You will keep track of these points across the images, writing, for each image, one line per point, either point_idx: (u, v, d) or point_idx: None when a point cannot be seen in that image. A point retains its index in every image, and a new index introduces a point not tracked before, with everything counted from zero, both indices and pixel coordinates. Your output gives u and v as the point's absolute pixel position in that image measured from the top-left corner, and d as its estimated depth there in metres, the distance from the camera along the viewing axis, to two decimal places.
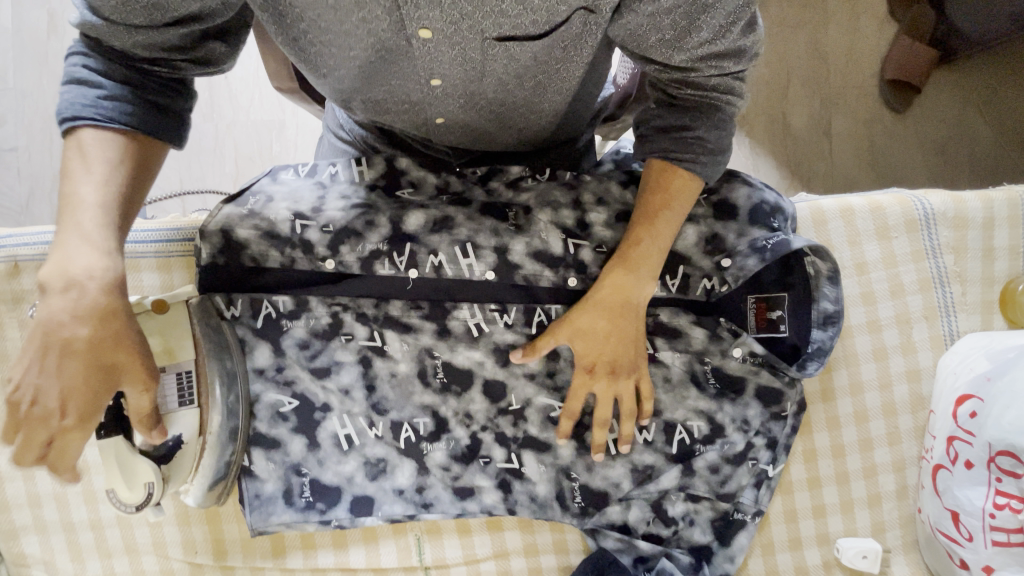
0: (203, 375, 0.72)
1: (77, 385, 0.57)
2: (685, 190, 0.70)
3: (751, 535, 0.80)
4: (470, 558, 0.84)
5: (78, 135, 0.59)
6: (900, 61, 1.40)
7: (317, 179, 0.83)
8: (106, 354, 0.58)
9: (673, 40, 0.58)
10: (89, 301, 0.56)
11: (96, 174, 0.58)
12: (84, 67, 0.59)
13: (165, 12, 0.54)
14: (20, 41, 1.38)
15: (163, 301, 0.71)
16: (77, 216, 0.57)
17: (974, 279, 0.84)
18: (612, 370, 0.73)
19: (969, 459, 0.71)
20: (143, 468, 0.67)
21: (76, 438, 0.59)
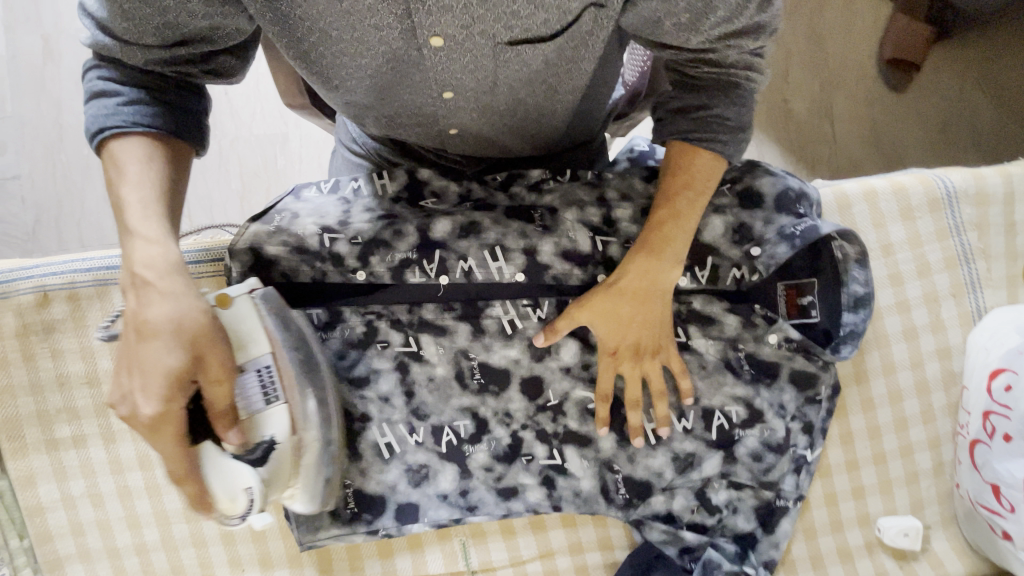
0: (282, 370, 0.65)
1: (149, 377, 0.53)
2: (711, 168, 0.68)
3: (793, 520, 0.81)
4: (516, 559, 0.85)
5: (108, 149, 0.59)
6: (898, 40, 1.41)
7: (340, 195, 0.83)
8: (178, 336, 0.54)
9: (688, 24, 0.57)
10: (153, 287, 0.55)
11: (131, 176, 0.58)
12: (101, 79, 0.59)
13: (176, 30, 0.55)
14: (16, 69, 1.37)
15: (226, 296, 0.65)
16: (125, 215, 0.57)
17: (998, 255, 0.85)
18: (635, 352, 0.75)
19: (1007, 433, 0.71)
20: (240, 471, 0.59)
21: (171, 440, 0.55)
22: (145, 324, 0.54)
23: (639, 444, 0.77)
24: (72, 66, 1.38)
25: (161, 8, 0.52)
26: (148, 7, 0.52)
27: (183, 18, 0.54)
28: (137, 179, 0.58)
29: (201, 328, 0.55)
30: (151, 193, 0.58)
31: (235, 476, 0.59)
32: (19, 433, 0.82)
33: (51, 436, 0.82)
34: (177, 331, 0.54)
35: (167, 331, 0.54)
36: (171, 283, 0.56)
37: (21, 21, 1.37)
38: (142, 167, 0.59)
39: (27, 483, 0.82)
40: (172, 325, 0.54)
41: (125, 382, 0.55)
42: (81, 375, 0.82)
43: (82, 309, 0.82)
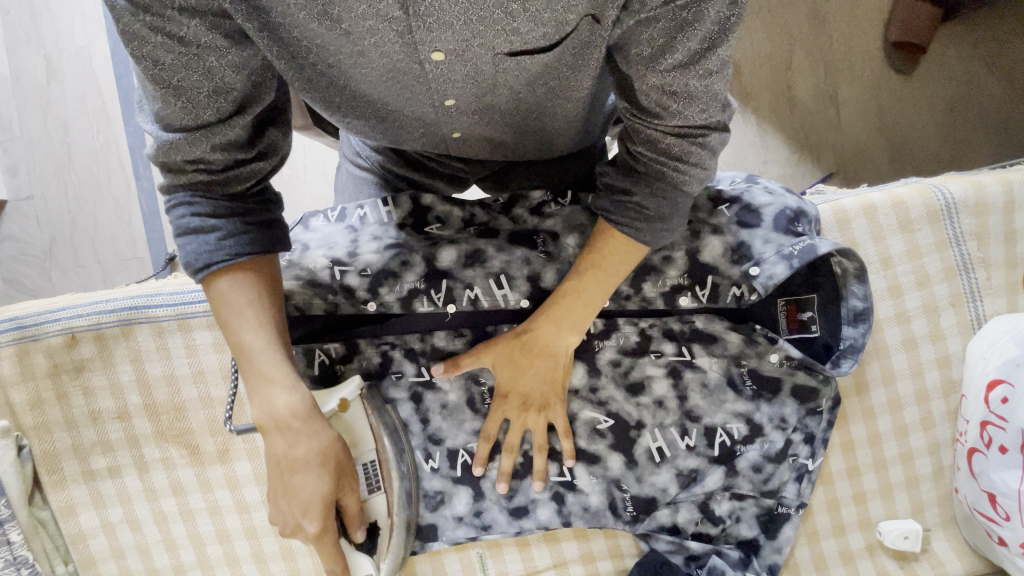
0: (384, 463, 0.76)
1: (309, 507, 0.65)
2: (626, 254, 0.68)
3: (796, 526, 0.85)
4: (531, 569, 0.89)
5: (214, 286, 0.62)
6: (904, 21, 1.37)
7: (347, 223, 0.85)
8: (327, 469, 0.65)
9: (648, 58, 0.54)
10: (296, 430, 0.64)
11: (252, 323, 0.63)
12: (192, 214, 0.59)
13: (226, 97, 0.54)
14: (22, 92, 1.39)
15: (346, 400, 0.75)
16: (254, 361, 0.63)
17: (997, 264, 0.87)
18: (523, 404, 0.79)
19: (1003, 444, 0.74)
20: (363, 563, 0.73)
21: (325, 545, 0.67)
22: (300, 462, 0.64)
23: (538, 487, 0.81)
24: (74, 85, 1.39)
25: (206, 67, 0.52)
26: (193, 70, 0.51)
27: (229, 75, 0.53)
28: (259, 328, 0.63)
29: (341, 456, 0.67)
30: (272, 337, 0.64)
31: (358, 566, 0.73)
32: (57, 466, 0.86)
33: (87, 467, 0.87)
34: (327, 464, 0.65)
35: (320, 466, 0.65)
36: (312, 425, 0.65)
37: (22, 42, 1.38)
38: (257, 310, 0.63)
39: (68, 512, 0.87)
40: (324, 461, 0.65)
41: (286, 509, 0.65)
42: (112, 410, 0.86)
43: (109, 348, 0.85)
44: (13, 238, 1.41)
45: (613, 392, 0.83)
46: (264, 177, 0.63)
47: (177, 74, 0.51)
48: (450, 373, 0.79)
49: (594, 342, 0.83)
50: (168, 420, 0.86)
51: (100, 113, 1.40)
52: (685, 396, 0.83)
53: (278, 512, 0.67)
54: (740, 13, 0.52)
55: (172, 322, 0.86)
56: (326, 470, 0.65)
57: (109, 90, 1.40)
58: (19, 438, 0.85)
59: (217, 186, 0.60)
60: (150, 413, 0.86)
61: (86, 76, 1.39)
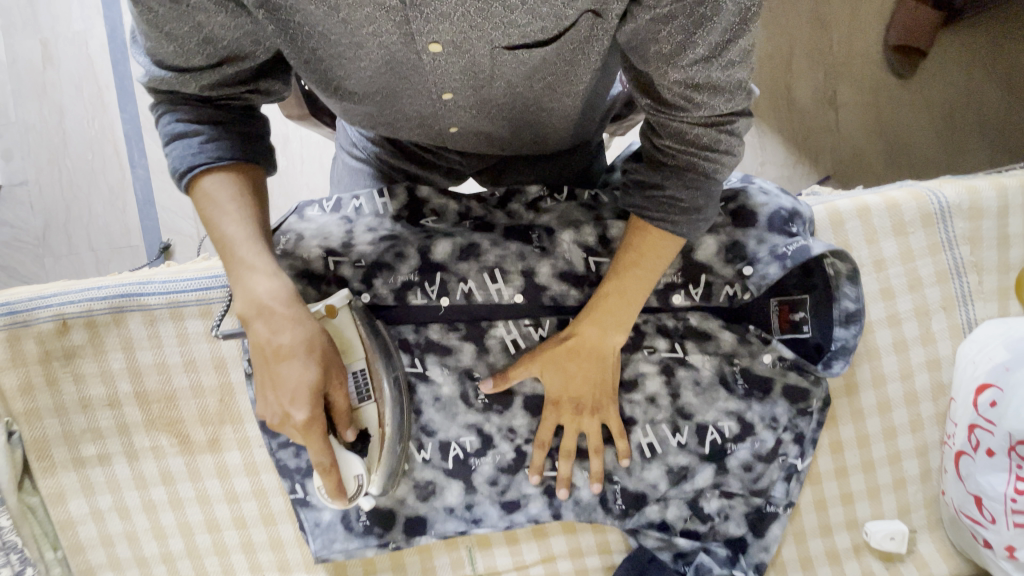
0: (374, 372, 0.75)
1: (297, 391, 0.64)
2: (663, 247, 0.66)
3: (783, 525, 0.85)
4: (519, 563, 0.89)
5: (196, 182, 0.61)
6: (905, 26, 1.37)
7: (342, 214, 0.84)
8: (311, 354, 0.65)
9: (669, 54, 0.52)
10: (281, 315, 0.63)
11: (233, 216, 0.62)
12: (177, 121, 0.60)
13: (216, 46, 0.54)
14: (17, 76, 1.38)
15: (334, 306, 0.75)
16: (238, 251, 0.63)
17: (990, 268, 0.87)
18: (577, 408, 0.78)
19: (991, 448, 0.75)
20: (352, 461, 0.70)
21: (312, 434, 0.66)
22: (286, 349, 0.63)
23: (533, 481, 0.82)
24: (70, 70, 1.38)
25: (198, 22, 0.51)
26: (183, 24, 0.50)
27: (221, 31, 0.52)
28: (240, 220, 0.63)
29: (326, 344, 0.67)
30: (254, 230, 0.64)
31: (347, 465, 0.70)
32: (47, 453, 0.86)
33: (77, 454, 0.87)
34: (312, 349, 0.65)
35: (305, 352, 0.64)
36: (295, 312, 0.64)
37: (19, 26, 1.37)
38: (241, 205, 0.63)
39: (57, 499, 0.87)
40: (310, 347, 0.65)
41: (273, 396, 0.64)
42: (103, 398, 0.86)
43: (100, 335, 0.85)
44: (7, 224, 1.40)
45: None
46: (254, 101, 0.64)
47: (169, 25, 0.50)
48: (501, 386, 0.79)
49: None
50: (159, 409, 0.86)
51: (97, 99, 1.39)
52: (677, 393, 0.83)
53: (266, 402, 0.66)
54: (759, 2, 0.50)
55: (164, 310, 0.86)
56: (312, 357, 0.65)
57: (106, 75, 1.39)
58: (8, 425, 0.85)
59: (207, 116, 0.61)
60: (141, 401, 0.86)
61: (83, 61, 1.38)
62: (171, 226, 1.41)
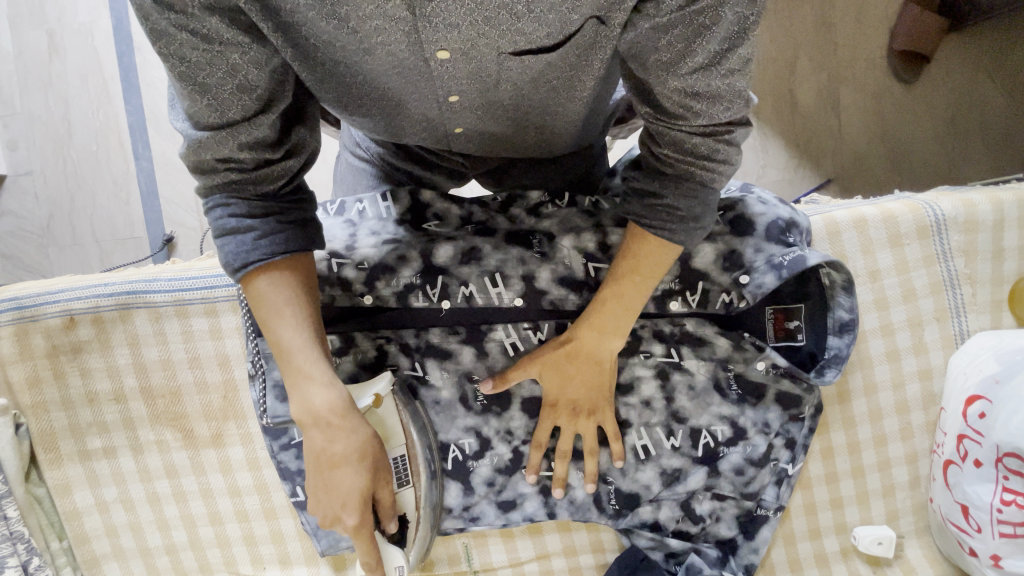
0: (414, 457, 0.77)
1: (347, 499, 0.66)
2: (661, 257, 0.67)
3: (773, 528, 0.87)
4: (514, 560, 0.91)
5: (253, 287, 0.62)
6: (910, 32, 1.37)
7: (346, 217, 0.86)
8: (362, 463, 0.66)
9: (669, 63, 0.53)
10: (336, 426, 0.64)
11: (289, 324, 0.63)
12: (229, 215, 0.60)
13: (250, 94, 0.54)
14: (24, 67, 1.38)
15: (379, 395, 0.75)
16: (294, 360, 0.63)
17: (984, 280, 0.88)
18: (573, 410, 0.80)
19: (978, 458, 0.76)
20: (394, 553, 0.73)
21: (360, 538, 0.68)
22: (339, 458, 0.65)
23: (530, 480, 0.84)
24: (76, 62, 1.38)
25: (230, 66, 0.51)
26: (217, 67, 0.51)
27: (253, 72, 0.53)
28: (296, 329, 0.63)
29: (378, 450, 0.68)
30: (311, 336, 0.64)
31: (389, 557, 0.73)
32: (53, 445, 0.88)
33: (83, 447, 0.88)
34: (364, 458, 0.66)
35: (358, 461, 0.65)
36: (349, 422, 0.65)
37: (25, 17, 1.38)
38: (297, 311, 0.64)
39: (63, 490, 0.89)
40: (362, 456, 0.66)
41: (323, 500, 0.67)
42: (108, 392, 0.87)
43: (106, 331, 0.86)
44: (13, 215, 1.41)
45: None
46: (297, 171, 0.63)
47: (203, 73, 0.51)
48: (500, 387, 0.79)
49: None
50: (163, 404, 0.88)
51: (103, 91, 1.39)
52: (671, 397, 0.84)
53: (315, 500, 0.68)
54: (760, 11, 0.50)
55: (170, 307, 0.87)
56: (363, 466, 0.66)
57: (111, 68, 1.39)
58: (16, 417, 0.87)
59: (250, 185, 0.60)
60: (146, 396, 0.87)
61: (88, 53, 1.38)
62: (175, 219, 1.43)
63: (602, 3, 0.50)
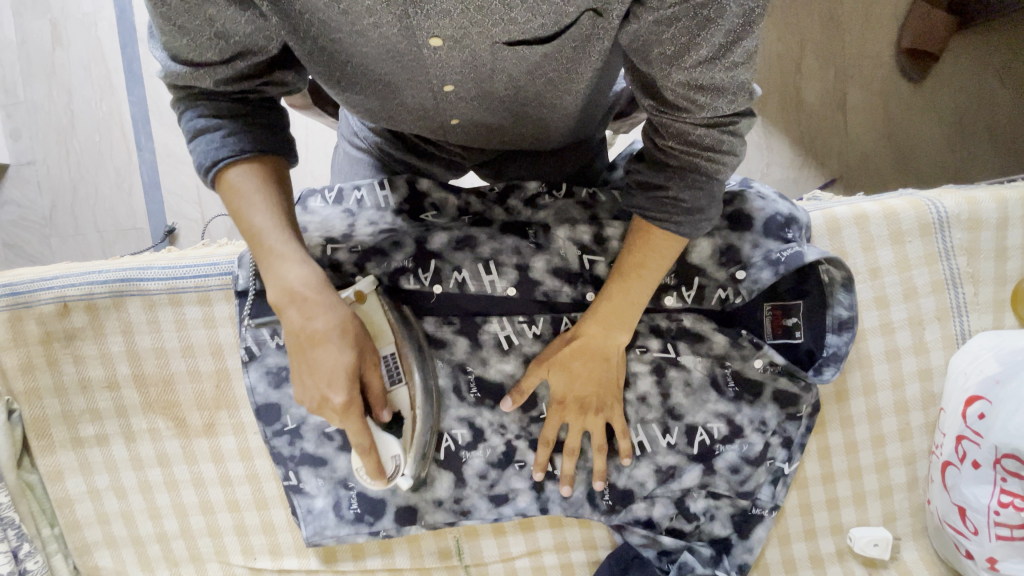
0: (404, 356, 0.75)
1: (333, 376, 0.62)
2: (667, 249, 0.65)
3: (768, 528, 0.86)
4: (506, 555, 0.91)
5: (221, 173, 0.60)
6: (918, 30, 1.35)
7: (345, 206, 0.85)
8: (344, 336, 0.63)
9: (672, 56, 0.51)
10: (313, 301, 0.62)
11: (259, 204, 0.61)
12: (200, 119, 0.59)
13: (228, 41, 0.53)
14: (26, 55, 1.38)
15: (363, 292, 0.75)
16: (267, 240, 0.61)
17: (986, 280, 0.87)
18: (581, 407, 0.78)
19: (976, 459, 0.75)
20: (390, 441, 0.70)
21: (352, 418, 0.64)
22: (319, 334, 0.62)
23: (537, 477, 0.82)
24: (79, 52, 1.38)
25: (209, 16, 0.50)
26: (195, 17, 0.50)
27: (233, 25, 0.52)
28: (267, 209, 0.61)
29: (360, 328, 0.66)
30: (282, 218, 0.63)
31: (386, 447, 0.70)
32: (46, 432, 0.88)
33: (76, 434, 0.88)
34: (345, 334, 0.63)
35: (339, 336, 0.63)
36: (326, 298, 0.63)
37: (29, 5, 1.38)
38: (266, 192, 0.62)
39: (55, 477, 0.89)
40: (343, 331, 0.63)
41: (310, 385, 0.64)
42: (101, 379, 0.87)
43: (100, 318, 0.86)
44: (14, 203, 1.42)
45: None
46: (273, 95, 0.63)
47: (181, 17, 0.50)
48: (519, 400, 0.79)
49: None
50: (156, 392, 0.87)
51: (104, 80, 1.39)
52: (667, 393, 0.83)
53: (302, 389, 0.65)
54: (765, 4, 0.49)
55: (163, 296, 0.87)
56: (346, 340, 0.63)
57: (113, 57, 1.39)
58: (9, 403, 0.87)
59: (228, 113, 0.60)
60: (139, 384, 0.87)
61: (91, 43, 1.38)
62: (175, 209, 1.43)
63: None
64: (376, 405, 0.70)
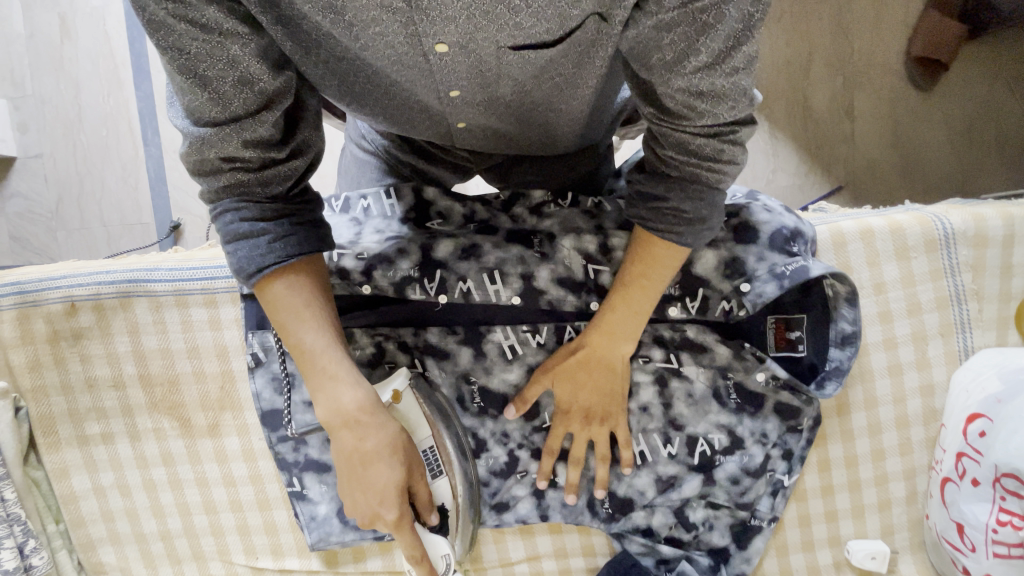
0: (443, 447, 0.76)
1: (386, 496, 0.66)
2: (668, 260, 0.65)
3: (767, 539, 0.86)
4: (505, 560, 0.92)
5: (271, 295, 0.61)
6: (929, 38, 1.34)
7: (351, 215, 0.86)
8: (396, 456, 0.66)
9: (672, 62, 0.51)
10: (365, 423, 0.64)
11: (311, 328, 0.62)
12: (240, 219, 0.58)
13: (253, 89, 0.52)
14: (35, 48, 1.39)
15: (399, 391, 0.75)
16: (319, 362, 0.63)
17: (991, 296, 0.87)
18: (585, 417, 0.78)
19: (976, 477, 0.76)
20: (437, 542, 0.74)
21: (403, 533, 0.68)
22: (372, 454, 0.64)
23: (541, 485, 0.83)
24: (88, 46, 1.39)
25: (231, 58, 0.50)
26: (217, 58, 0.49)
27: (255, 65, 0.51)
28: (319, 331, 0.63)
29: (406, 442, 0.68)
30: (332, 337, 0.64)
31: (434, 547, 0.73)
32: (52, 429, 0.89)
33: (81, 432, 0.89)
34: (396, 452, 0.66)
35: (390, 455, 0.66)
36: (378, 419, 0.65)
37: None
38: (315, 311, 0.63)
39: (61, 473, 0.90)
40: (394, 449, 0.66)
41: (362, 501, 0.66)
42: (107, 378, 0.88)
43: (107, 318, 0.87)
44: (21, 196, 1.43)
45: None
46: (302, 173, 0.61)
47: (203, 63, 0.49)
48: (522, 409, 0.79)
49: None
50: (162, 392, 0.88)
51: (113, 75, 1.39)
52: (669, 403, 0.83)
53: (352, 504, 0.67)
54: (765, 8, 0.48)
55: (170, 297, 0.87)
56: (396, 459, 0.66)
57: (121, 53, 1.39)
58: (16, 400, 0.88)
59: (258, 187, 0.58)
60: (144, 384, 0.88)
61: (100, 38, 1.39)
62: (181, 206, 1.43)
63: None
64: (423, 510, 0.73)
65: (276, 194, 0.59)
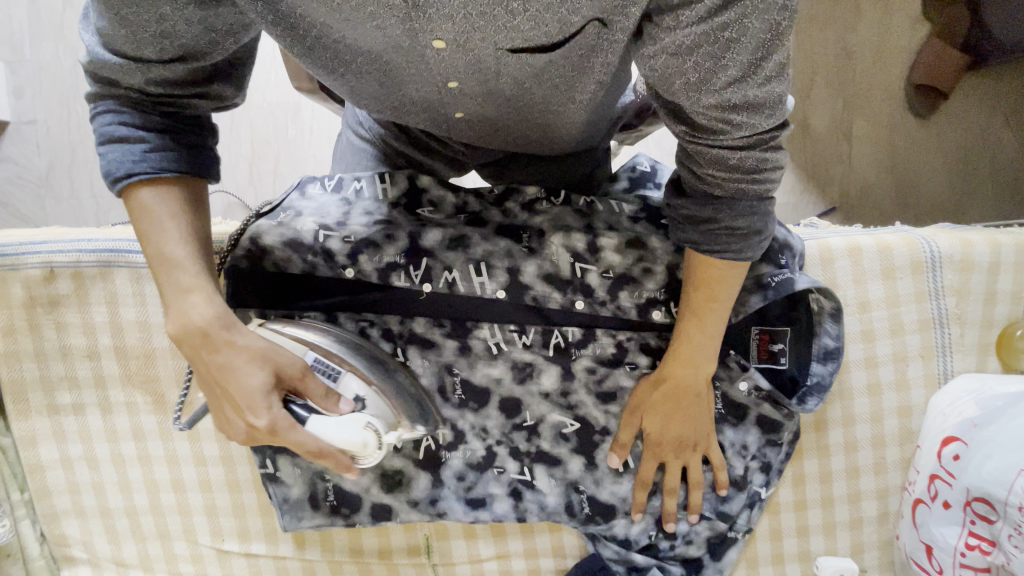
0: (328, 353, 0.71)
1: (252, 400, 0.62)
2: (733, 276, 0.64)
3: (739, 550, 0.87)
4: (474, 557, 0.91)
5: (134, 203, 0.60)
6: (928, 67, 1.36)
7: (343, 195, 0.84)
8: (259, 360, 0.62)
9: (699, 83, 0.50)
10: (221, 333, 0.61)
11: (170, 234, 0.61)
12: (119, 123, 0.58)
13: (172, 41, 0.53)
14: (35, 12, 1.37)
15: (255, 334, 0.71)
16: (177, 271, 0.61)
17: (974, 322, 0.87)
18: (678, 446, 0.78)
19: (947, 500, 0.76)
20: (340, 430, 0.62)
21: (280, 440, 0.63)
22: (229, 362, 0.62)
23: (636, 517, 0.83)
24: None
25: (159, 13, 0.50)
26: (144, 10, 0.50)
27: (180, 24, 0.51)
28: (179, 238, 0.61)
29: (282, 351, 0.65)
30: (196, 248, 0.62)
31: (337, 432, 0.62)
32: (23, 397, 0.87)
33: (52, 401, 0.88)
34: (262, 358, 0.63)
35: (252, 359, 0.62)
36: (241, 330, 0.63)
37: None
38: (179, 221, 0.61)
39: (29, 442, 0.88)
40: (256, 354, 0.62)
41: (235, 417, 0.64)
42: (83, 348, 0.87)
43: (86, 287, 0.86)
44: (11, 161, 1.39)
45: (583, 397, 0.84)
46: (206, 110, 0.62)
47: (127, 9, 0.50)
48: (624, 454, 0.80)
49: (571, 349, 0.83)
50: (136, 365, 0.87)
51: None
52: None
53: (231, 425, 0.65)
54: (792, 15, 0.47)
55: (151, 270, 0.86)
56: (263, 364, 0.62)
57: None
58: None
59: (152, 109, 0.59)
60: (120, 356, 0.87)
61: None
62: None
63: (604, 5, 0.49)
64: (325, 405, 0.65)
65: (171, 122, 0.60)
